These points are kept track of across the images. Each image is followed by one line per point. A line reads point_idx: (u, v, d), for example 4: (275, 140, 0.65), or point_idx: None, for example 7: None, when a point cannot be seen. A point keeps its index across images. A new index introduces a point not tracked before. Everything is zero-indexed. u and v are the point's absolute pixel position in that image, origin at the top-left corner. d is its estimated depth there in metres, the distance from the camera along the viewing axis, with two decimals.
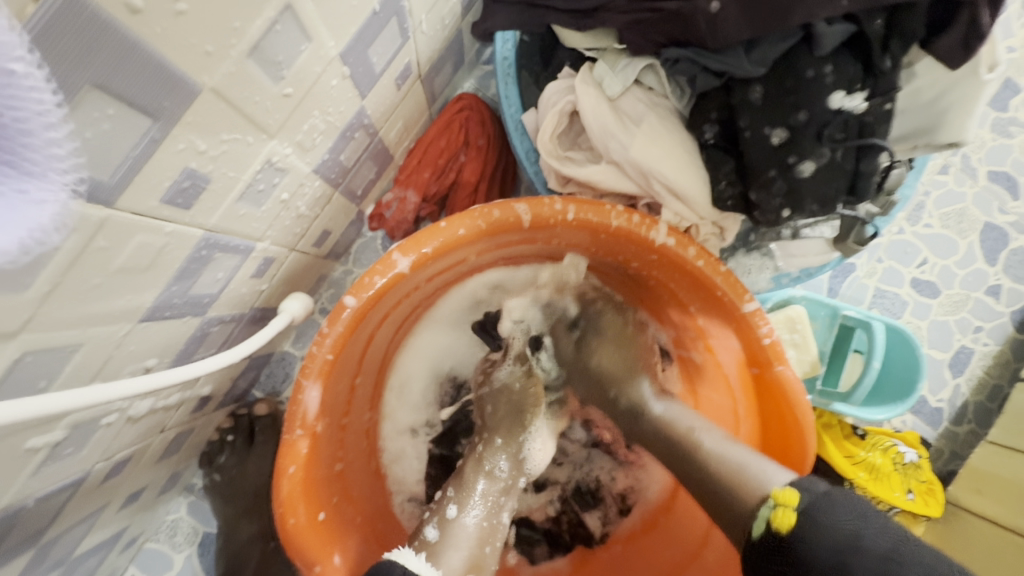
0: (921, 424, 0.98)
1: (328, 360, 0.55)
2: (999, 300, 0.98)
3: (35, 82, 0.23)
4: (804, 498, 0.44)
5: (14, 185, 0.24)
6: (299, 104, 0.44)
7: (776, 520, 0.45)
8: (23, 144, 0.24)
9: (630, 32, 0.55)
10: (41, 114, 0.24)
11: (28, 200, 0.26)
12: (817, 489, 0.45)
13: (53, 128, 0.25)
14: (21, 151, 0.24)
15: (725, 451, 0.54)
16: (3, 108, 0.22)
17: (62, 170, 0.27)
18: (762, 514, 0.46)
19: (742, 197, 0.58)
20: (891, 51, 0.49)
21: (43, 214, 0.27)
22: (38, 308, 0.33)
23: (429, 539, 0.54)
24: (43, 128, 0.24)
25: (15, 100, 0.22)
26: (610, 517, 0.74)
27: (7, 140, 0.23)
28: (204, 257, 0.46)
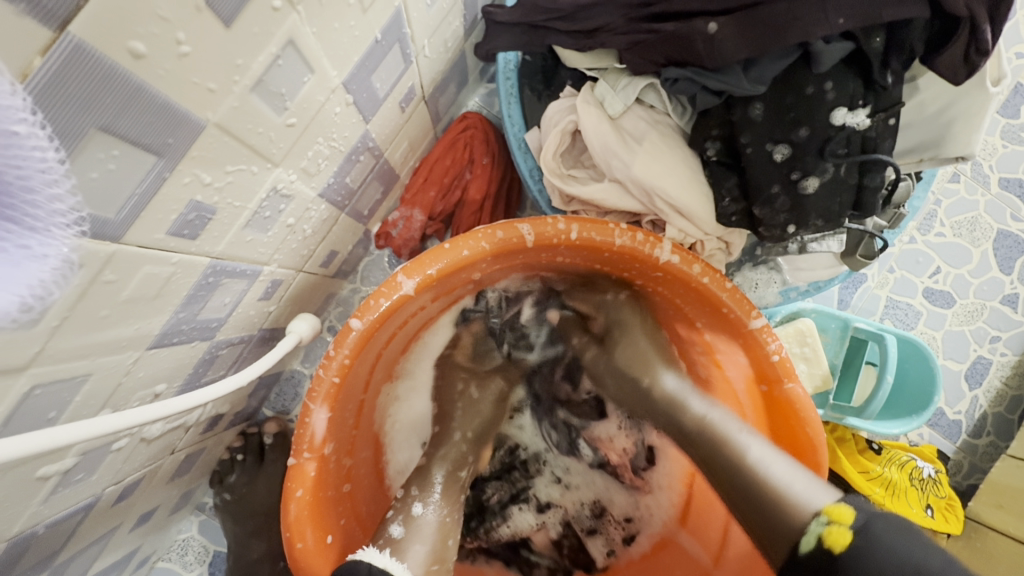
0: (939, 437, 0.96)
1: (335, 383, 0.55)
2: (1015, 309, 0.96)
3: (38, 140, 0.24)
4: (859, 516, 0.43)
5: (17, 241, 0.26)
6: (303, 132, 0.45)
7: (829, 537, 0.43)
8: (26, 201, 0.25)
9: (629, 53, 0.54)
10: (44, 171, 0.25)
11: (29, 255, 0.27)
12: (871, 507, 0.43)
13: (57, 184, 0.26)
14: (24, 208, 0.25)
15: (767, 467, 0.51)
16: (7, 166, 0.23)
17: (64, 223, 0.28)
18: (812, 530, 0.45)
19: (746, 213, 0.58)
20: (892, 67, 0.49)
21: (43, 268, 0.28)
22: (49, 341, 0.33)
23: (395, 537, 0.55)
24: (45, 184, 0.26)
25: (17, 158, 0.24)
26: (614, 545, 0.72)
27: (12, 197, 0.24)
28: (212, 284, 0.47)
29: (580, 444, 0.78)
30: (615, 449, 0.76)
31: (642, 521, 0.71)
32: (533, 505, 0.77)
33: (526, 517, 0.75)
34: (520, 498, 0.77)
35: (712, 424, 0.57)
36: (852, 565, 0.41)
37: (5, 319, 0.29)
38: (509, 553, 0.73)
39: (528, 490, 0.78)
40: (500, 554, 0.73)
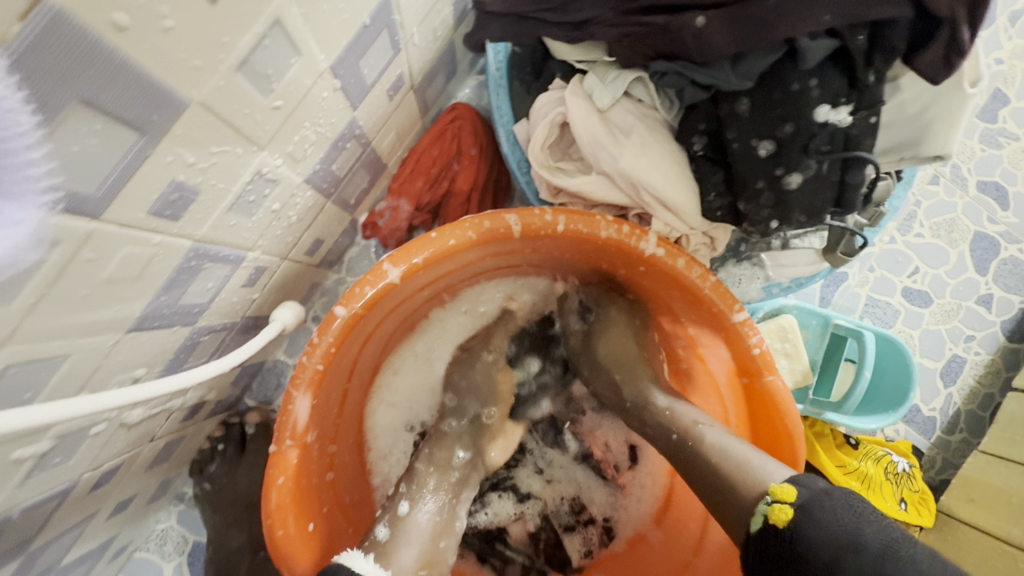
0: (914, 433, 0.99)
1: (318, 370, 0.55)
2: (990, 309, 0.99)
3: (13, 105, 0.23)
4: (801, 494, 0.44)
5: None
6: (289, 115, 0.44)
7: (773, 515, 0.44)
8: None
9: (619, 45, 0.55)
10: (20, 135, 0.24)
11: (0, 220, 0.26)
12: (816, 486, 0.44)
13: (33, 149, 0.25)
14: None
15: (725, 445, 0.53)
16: None
17: (39, 190, 0.27)
18: (759, 509, 0.46)
19: (731, 208, 0.59)
20: (875, 66, 0.49)
21: (18, 233, 0.27)
22: (25, 318, 0.33)
23: (379, 539, 0.54)
24: (23, 149, 0.25)
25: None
26: (591, 543, 0.73)
27: None
28: (194, 267, 0.46)
29: (567, 436, 0.77)
30: (598, 444, 0.77)
31: (620, 520, 0.73)
32: (512, 494, 0.77)
33: (506, 507, 0.76)
34: (501, 487, 0.77)
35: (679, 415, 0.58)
36: (796, 546, 0.42)
37: None
38: (483, 545, 0.73)
39: (511, 478, 0.77)
40: (475, 543, 0.73)
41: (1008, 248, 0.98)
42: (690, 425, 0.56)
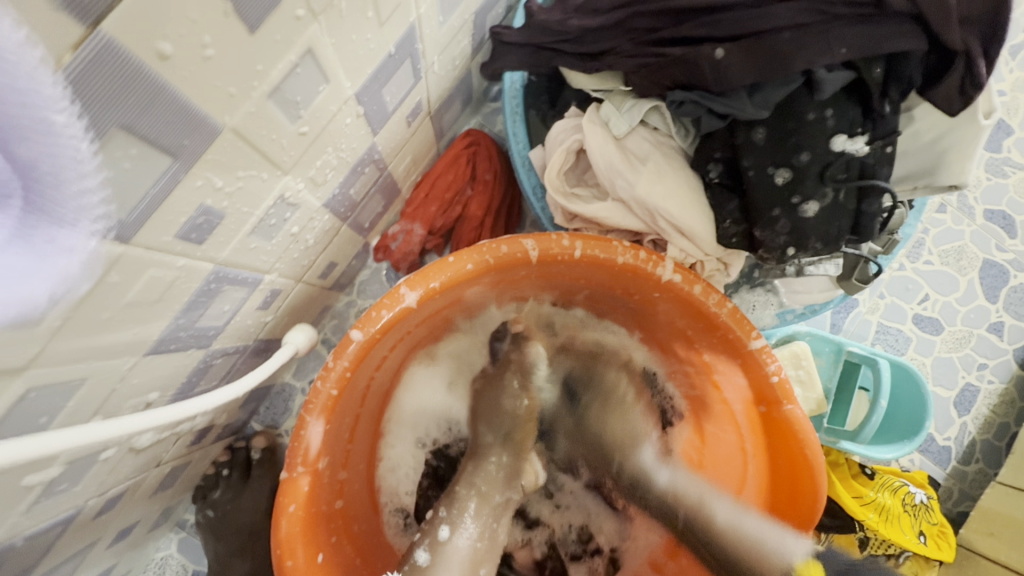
0: (930, 462, 0.97)
1: (332, 396, 0.54)
2: (1002, 337, 0.98)
3: (73, 133, 0.24)
4: (827, 569, 0.51)
5: (46, 234, 0.26)
6: (314, 141, 0.45)
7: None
8: (56, 195, 0.26)
9: (637, 76, 0.56)
10: (77, 164, 0.25)
11: (55, 248, 0.27)
12: (841, 561, 0.52)
13: (88, 178, 0.27)
14: (54, 199, 0.26)
15: (736, 524, 0.58)
16: (42, 156, 0.24)
17: (93, 218, 0.28)
18: None
19: (747, 235, 0.59)
20: (890, 97, 0.51)
21: (71, 260, 0.29)
22: (47, 343, 0.32)
23: (419, 564, 0.57)
24: (77, 177, 0.26)
25: (53, 150, 0.24)
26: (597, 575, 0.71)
27: (43, 189, 0.25)
28: (213, 290, 0.46)
29: (580, 465, 0.75)
30: (612, 476, 0.73)
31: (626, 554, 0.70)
32: (521, 521, 0.75)
33: (514, 534, 0.74)
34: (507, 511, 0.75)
35: (682, 492, 0.64)
36: None
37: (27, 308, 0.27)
38: None
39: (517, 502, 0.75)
40: None
41: (1016, 277, 0.98)
42: (701, 501, 0.62)
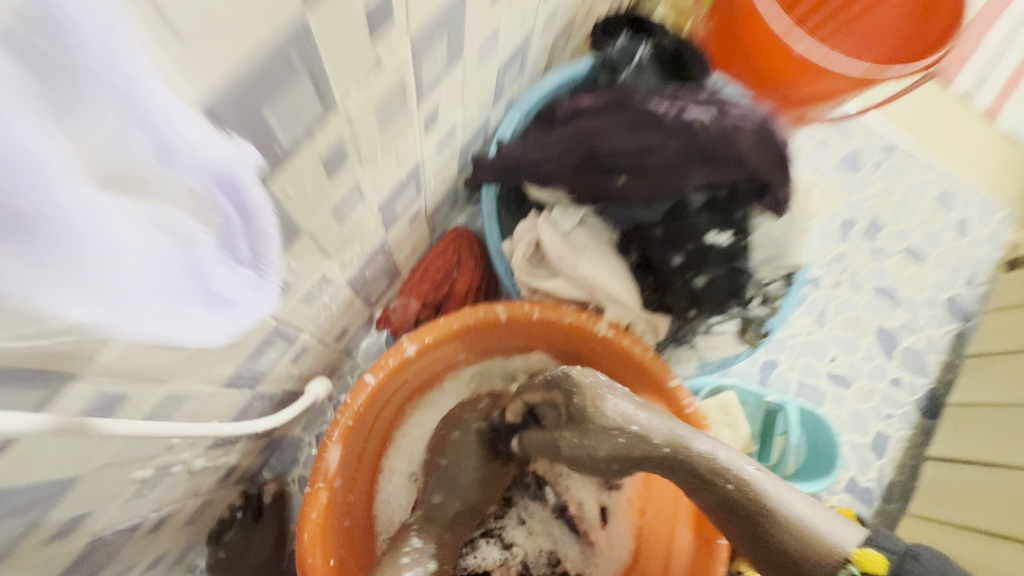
0: (857, 502, 1.11)
1: (349, 425, 0.70)
2: (901, 390, 1.18)
3: (269, 221, 0.36)
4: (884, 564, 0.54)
5: (251, 284, 0.37)
6: (349, 237, 0.66)
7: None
8: (257, 257, 0.37)
9: (573, 191, 0.78)
10: (267, 239, 0.37)
11: (253, 294, 0.38)
12: (889, 554, 0.55)
13: (272, 248, 0.38)
14: (256, 259, 0.36)
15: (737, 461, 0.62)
16: (250, 236, 0.35)
17: (271, 277, 0.40)
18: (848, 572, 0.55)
19: (660, 301, 0.81)
20: (740, 206, 0.72)
21: (253, 305, 0.39)
22: (188, 366, 0.50)
23: None
24: (266, 246, 0.37)
25: (255, 229, 0.35)
26: None
27: (249, 254, 0.36)
28: (270, 340, 0.64)
29: (548, 491, 0.90)
30: (574, 501, 0.90)
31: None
32: (499, 542, 0.87)
33: (493, 554, 0.85)
34: (489, 534, 0.87)
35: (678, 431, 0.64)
36: None
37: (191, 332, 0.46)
38: None
39: (495, 528, 0.87)
40: None
41: (905, 338, 1.21)
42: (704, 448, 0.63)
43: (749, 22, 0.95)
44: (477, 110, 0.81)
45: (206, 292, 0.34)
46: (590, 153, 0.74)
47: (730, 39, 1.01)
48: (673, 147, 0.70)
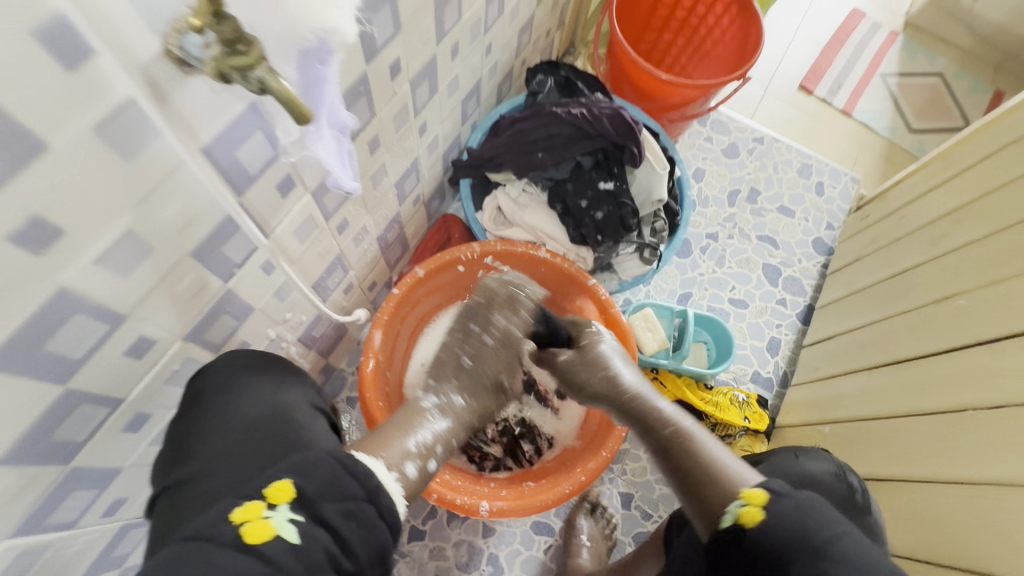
0: (760, 387, 1.49)
1: (385, 319, 1.13)
2: (786, 307, 1.58)
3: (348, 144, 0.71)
4: (765, 503, 0.65)
5: (352, 166, 0.75)
6: (379, 200, 1.10)
7: (744, 515, 0.66)
8: (348, 159, 0.73)
9: (514, 169, 1.23)
10: (349, 146, 0.72)
11: (348, 177, 0.73)
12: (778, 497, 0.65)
13: (350, 153, 0.73)
14: (349, 159, 0.73)
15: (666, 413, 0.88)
16: (346, 146, 0.71)
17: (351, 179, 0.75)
18: (733, 511, 0.68)
19: (579, 235, 1.23)
20: (614, 164, 1.22)
21: (351, 184, 0.75)
22: (302, 258, 0.92)
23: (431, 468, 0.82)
24: (348, 150, 0.72)
25: (344, 141, 0.70)
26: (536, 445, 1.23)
27: (343, 159, 0.71)
28: (335, 264, 1.07)
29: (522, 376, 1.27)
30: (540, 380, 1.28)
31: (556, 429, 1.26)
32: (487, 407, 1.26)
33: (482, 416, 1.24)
34: None
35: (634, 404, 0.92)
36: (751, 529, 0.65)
37: (307, 231, 0.89)
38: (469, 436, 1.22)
39: None
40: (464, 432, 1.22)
41: (786, 271, 1.62)
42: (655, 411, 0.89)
43: (627, 63, 1.44)
44: (452, 128, 1.28)
45: (338, 181, 0.71)
46: (520, 145, 1.22)
47: (618, 72, 1.52)
48: (567, 133, 1.19)
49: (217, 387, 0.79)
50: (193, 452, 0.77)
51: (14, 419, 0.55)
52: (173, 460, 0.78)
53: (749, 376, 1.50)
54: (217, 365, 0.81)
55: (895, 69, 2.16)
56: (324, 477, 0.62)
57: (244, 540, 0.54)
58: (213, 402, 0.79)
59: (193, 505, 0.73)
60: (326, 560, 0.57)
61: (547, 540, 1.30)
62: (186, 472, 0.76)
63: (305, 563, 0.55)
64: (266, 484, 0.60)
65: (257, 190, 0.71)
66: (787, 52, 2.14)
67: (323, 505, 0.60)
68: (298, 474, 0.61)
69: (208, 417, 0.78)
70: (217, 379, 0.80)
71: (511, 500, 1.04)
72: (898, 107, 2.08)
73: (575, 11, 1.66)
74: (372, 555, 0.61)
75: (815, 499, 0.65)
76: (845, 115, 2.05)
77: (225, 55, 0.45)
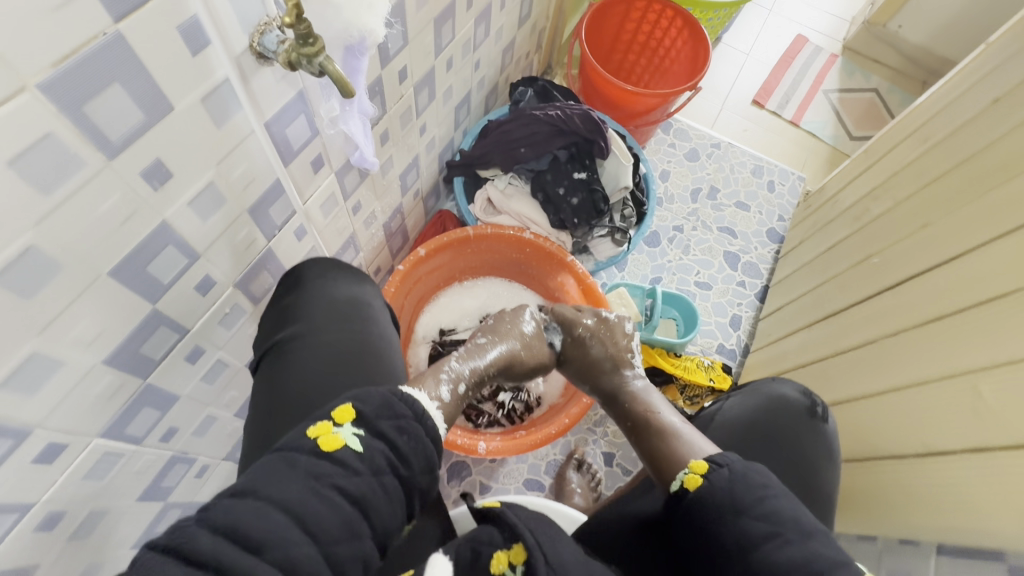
0: (724, 357, 1.67)
1: (392, 291, 1.30)
2: (745, 287, 1.78)
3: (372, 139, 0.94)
4: (709, 475, 0.75)
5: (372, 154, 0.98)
6: (386, 189, 1.29)
7: (688, 481, 0.77)
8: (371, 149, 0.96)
9: (501, 164, 1.44)
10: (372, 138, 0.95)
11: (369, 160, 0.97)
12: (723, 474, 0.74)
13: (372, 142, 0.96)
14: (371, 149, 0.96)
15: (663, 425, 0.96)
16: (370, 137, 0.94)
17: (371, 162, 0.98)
18: (681, 478, 0.79)
19: (559, 220, 1.44)
20: (586, 157, 1.43)
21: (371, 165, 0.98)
22: (324, 230, 1.10)
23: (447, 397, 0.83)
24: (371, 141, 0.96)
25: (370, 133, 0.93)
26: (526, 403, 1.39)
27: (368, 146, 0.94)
28: (349, 243, 1.25)
29: None
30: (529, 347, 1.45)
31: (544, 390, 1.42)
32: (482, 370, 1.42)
33: None
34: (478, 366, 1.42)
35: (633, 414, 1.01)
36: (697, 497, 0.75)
37: (330, 205, 1.07)
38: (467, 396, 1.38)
39: None
40: None
41: (744, 257, 1.83)
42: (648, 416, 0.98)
43: (596, 78, 1.67)
44: (446, 131, 1.48)
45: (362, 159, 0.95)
46: (505, 143, 1.42)
47: (589, 86, 1.75)
48: (545, 132, 1.40)
49: (313, 276, 0.99)
50: (298, 319, 0.95)
51: (119, 327, 0.71)
52: (276, 328, 0.95)
53: (714, 348, 1.68)
54: (313, 264, 1.00)
55: (836, 86, 2.45)
56: (377, 401, 0.67)
57: (321, 447, 0.59)
58: (311, 290, 0.97)
59: (293, 360, 0.90)
60: (387, 465, 0.62)
61: (538, 494, 1.45)
62: (290, 332, 0.93)
63: (369, 467, 0.60)
64: (332, 407, 0.65)
65: (298, 162, 0.89)
66: (741, 71, 2.41)
67: (379, 423, 0.65)
68: (358, 399, 0.66)
69: (306, 299, 0.96)
70: (314, 270, 1.00)
71: (505, 442, 1.20)
72: (839, 118, 2.36)
73: (550, 36, 1.90)
74: (422, 463, 0.65)
75: (754, 468, 0.74)
76: (793, 126, 2.31)
77: (298, 45, 0.64)
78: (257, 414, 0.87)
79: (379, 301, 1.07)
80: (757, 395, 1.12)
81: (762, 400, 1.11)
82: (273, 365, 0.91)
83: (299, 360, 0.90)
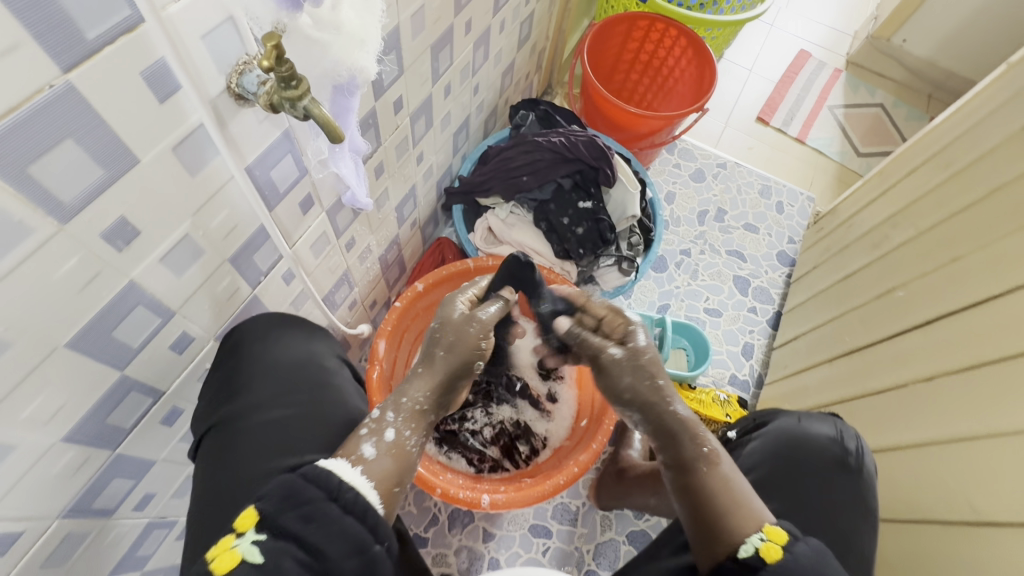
0: (738, 389, 1.60)
1: (388, 329, 1.22)
2: (757, 314, 1.71)
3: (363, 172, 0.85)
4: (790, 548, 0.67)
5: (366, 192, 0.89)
6: (381, 222, 1.22)
7: (764, 549, 0.67)
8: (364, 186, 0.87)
9: (502, 192, 1.37)
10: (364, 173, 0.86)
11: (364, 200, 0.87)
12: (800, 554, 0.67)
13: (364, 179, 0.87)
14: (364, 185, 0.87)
15: (730, 472, 0.78)
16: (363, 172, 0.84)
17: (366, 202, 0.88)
18: (753, 542, 0.69)
19: (563, 250, 1.37)
20: (590, 185, 1.37)
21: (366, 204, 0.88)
22: (316, 271, 1.02)
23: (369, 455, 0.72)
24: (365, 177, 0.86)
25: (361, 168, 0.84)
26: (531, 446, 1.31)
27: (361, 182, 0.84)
28: (343, 280, 1.17)
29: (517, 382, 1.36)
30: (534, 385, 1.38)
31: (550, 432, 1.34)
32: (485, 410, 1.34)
33: (481, 419, 1.33)
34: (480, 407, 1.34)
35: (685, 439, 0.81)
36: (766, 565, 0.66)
37: (322, 245, 1.00)
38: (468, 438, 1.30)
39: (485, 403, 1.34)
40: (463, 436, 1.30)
41: (754, 282, 1.76)
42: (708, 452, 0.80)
43: (600, 100, 1.61)
44: (444, 158, 1.41)
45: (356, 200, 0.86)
46: (506, 171, 1.36)
47: (591, 108, 1.70)
48: (547, 158, 1.34)
49: (255, 336, 0.87)
50: (241, 390, 0.86)
51: (83, 397, 0.63)
52: (219, 398, 0.85)
53: (726, 379, 1.61)
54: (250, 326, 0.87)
55: (841, 101, 2.40)
56: (284, 488, 0.61)
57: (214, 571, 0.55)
58: (250, 350, 0.86)
59: (245, 438, 0.84)
60: (297, 568, 0.57)
61: (545, 542, 1.36)
62: (233, 408, 0.85)
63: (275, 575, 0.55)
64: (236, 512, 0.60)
65: (284, 205, 0.82)
66: (744, 88, 2.37)
67: (284, 519, 0.59)
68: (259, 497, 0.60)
69: (248, 365, 0.86)
70: (255, 331, 0.88)
71: (509, 493, 1.12)
72: (846, 134, 2.31)
73: (551, 56, 1.85)
74: (346, 547, 0.60)
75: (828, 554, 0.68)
76: (800, 143, 2.26)
77: (280, 88, 0.57)
78: (202, 499, 0.81)
79: (335, 359, 1.00)
80: (776, 436, 1.06)
81: (779, 440, 1.05)
82: (219, 442, 0.83)
83: (249, 441, 0.84)
